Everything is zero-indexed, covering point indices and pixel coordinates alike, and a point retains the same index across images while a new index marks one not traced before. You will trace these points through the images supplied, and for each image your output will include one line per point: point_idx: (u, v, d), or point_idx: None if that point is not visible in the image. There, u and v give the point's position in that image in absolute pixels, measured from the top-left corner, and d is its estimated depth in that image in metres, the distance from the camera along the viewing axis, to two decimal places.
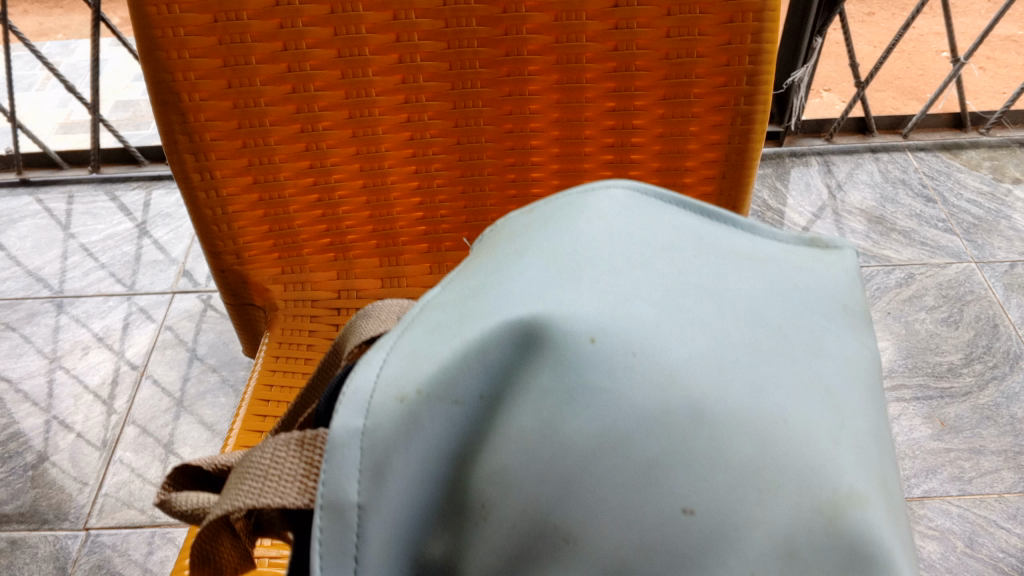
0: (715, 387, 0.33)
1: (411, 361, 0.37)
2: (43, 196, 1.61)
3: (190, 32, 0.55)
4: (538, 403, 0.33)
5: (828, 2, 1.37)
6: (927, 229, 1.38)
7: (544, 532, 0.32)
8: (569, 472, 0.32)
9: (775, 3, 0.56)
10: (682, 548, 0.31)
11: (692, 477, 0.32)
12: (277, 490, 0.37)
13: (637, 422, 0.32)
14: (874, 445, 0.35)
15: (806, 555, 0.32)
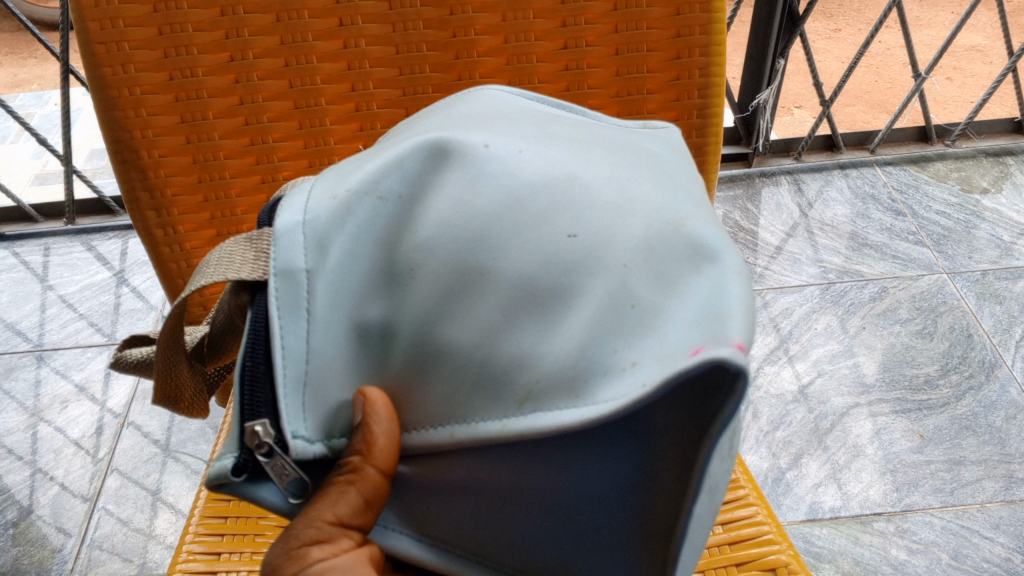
0: (580, 168, 0.41)
1: (338, 180, 0.44)
2: (19, 249, 1.61)
3: (147, 91, 0.56)
4: (451, 186, 0.41)
5: (788, 23, 1.39)
6: (898, 243, 1.40)
7: (467, 269, 0.38)
8: (483, 228, 0.39)
9: (719, 39, 0.60)
10: (569, 262, 0.37)
11: (574, 216, 0.38)
12: (234, 268, 0.42)
13: (527, 188, 0.40)
14: (705, 205, 0.42)
15: (661, 255, 0.37)
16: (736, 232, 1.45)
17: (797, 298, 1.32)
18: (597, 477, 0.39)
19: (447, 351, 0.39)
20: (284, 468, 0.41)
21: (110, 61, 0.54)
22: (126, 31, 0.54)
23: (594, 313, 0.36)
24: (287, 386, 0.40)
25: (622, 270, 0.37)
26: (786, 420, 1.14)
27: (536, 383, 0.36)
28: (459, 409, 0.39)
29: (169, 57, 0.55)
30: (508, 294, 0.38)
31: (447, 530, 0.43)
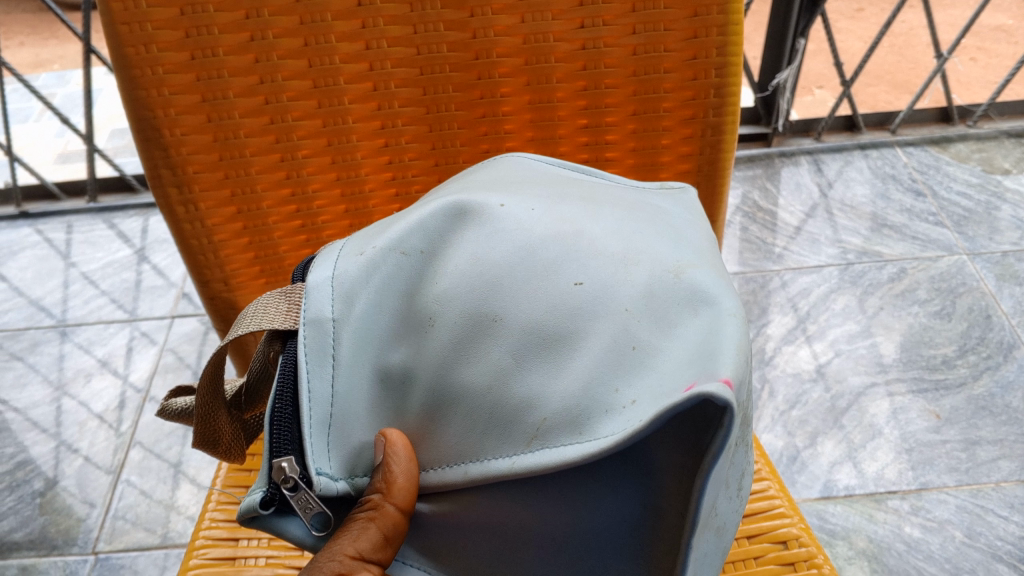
0: (592, 221, 0.43)
1: (365, 239, 0.47)
2: (43, 227, 1.63)
3: (169, 69, 0.57)
4: (467, 239, 0.42)
5: (809, 5, 1.38)
6: (918, 224, 1.39)
7: (478, 316, 0.40)
8: (495, 276, 0.40)
9: (737, 19, 0.60)
10: (576, 309, 0.39)
11: (581, 264, 0.40)
12: (268, 318, 0.45)
13: (538, 239, 0.41)
14: (709, 259, 0.45)
15: (662, 301, 0.39)
16: (754, 212, 1.45)
17: (815, 279, 1.31)
18: (604, 518, 0.38)
19: (461, 394, 0.39)
20: (308, 503, 0.41)
21: (132, 41, 0.55)
22: (149, 11, 0.55)
23: (597, 355, 0.38)
24: (312, 427, 0.42)
25: (625, 314, 0.39)
26: (802, 399, 1.14)
27: (541, 423, 0.37)
28: (472, 450, 0.39)
29: (190, 37, 0.56)
30: (518, 339, 0.39)
31: (461, 563, 0.43)
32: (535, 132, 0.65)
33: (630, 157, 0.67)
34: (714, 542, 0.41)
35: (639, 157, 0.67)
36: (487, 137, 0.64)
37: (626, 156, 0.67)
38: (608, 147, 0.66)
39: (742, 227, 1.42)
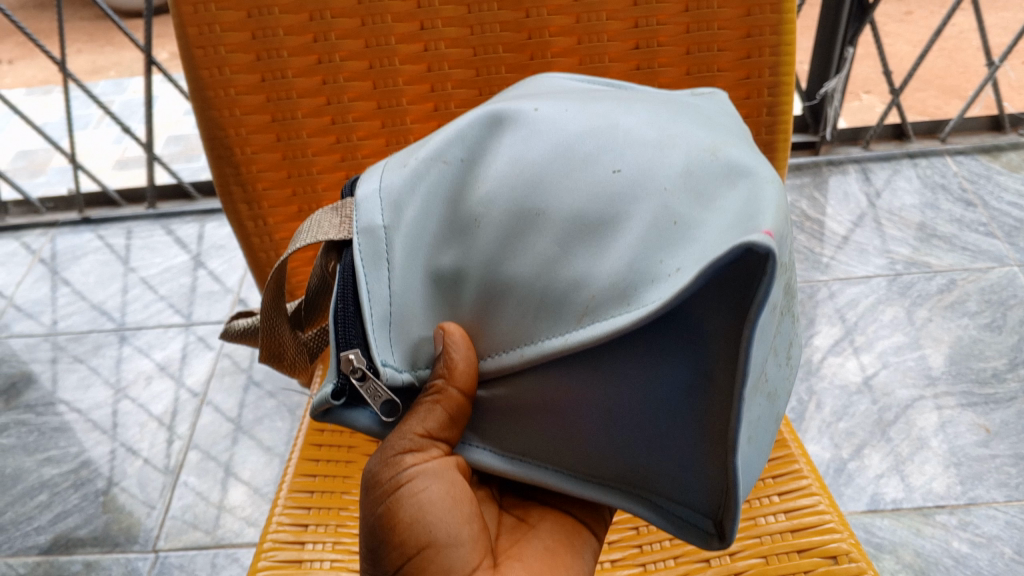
0: (626, 115, 0.46)
1: (406, 156, 0.51)
2: (104, 233, 1.69)
3: (236, 69, 0.61)
4: (505, 144, 0.46)
5: (858, 13, 1.38)
6: (969, 234, 1.38)
7: (524, 209, 0.43)
8: (537, 172, 0.44)
9: (788, 39, 0.63)
10: (616, 193, 0.42)
11: (618, 153, 0.43)
12: (323, 230, 0.50)
13: (575, 136, 0.45)
14: (741, 140, 0.47)
15: (699, 177, 0.41)
16: (801, 222, 1.45)
17: (863, 289, 1.31)
18: (662, 385, 0.41)
19: (513, 284, 0.43)
20: (376, 391, 0.46)
21: (207, 64, 0.60)
22: (223, 36, 0.60)
23: (641, 232, 0.40)
24: (374, 323, 0.46)
25: (665, 193, 0.41)
26: (850, 411, 1.15)
27: (591, 300, 0.40)
28: (526, 334, 0.43)
29: (256, 38, 0.60)
30: (561, 227, 0.42)
31: (526, 443, 0.46)
32: None
33: None
34: (769, 409, 0.44)
35: None
36: None
37: None
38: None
39: (790, 236, 1.42)
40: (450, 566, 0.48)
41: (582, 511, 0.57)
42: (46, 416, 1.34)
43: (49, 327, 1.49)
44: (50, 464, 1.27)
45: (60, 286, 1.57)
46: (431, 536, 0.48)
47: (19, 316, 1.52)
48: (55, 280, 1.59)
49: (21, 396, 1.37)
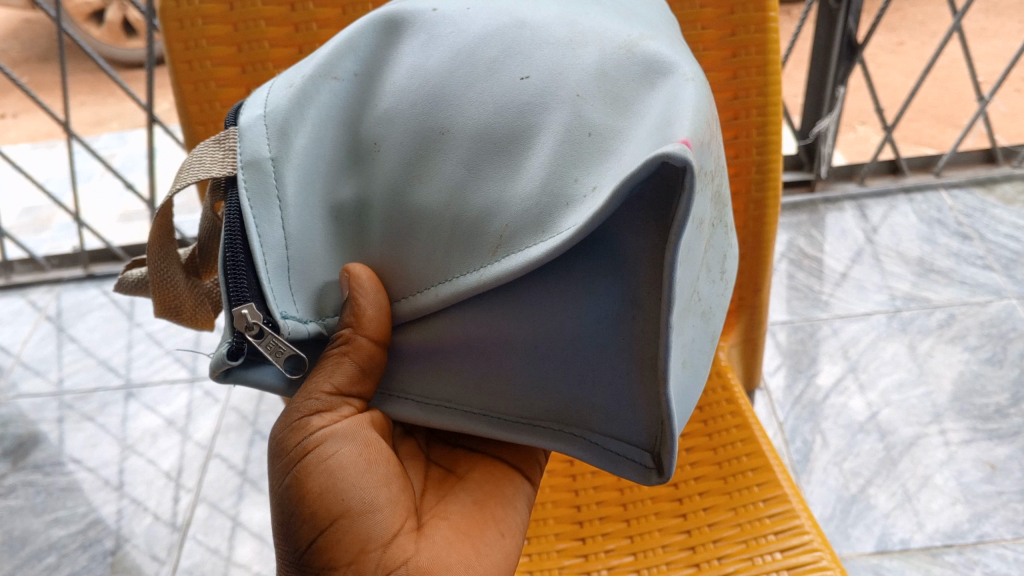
0: (530, 10, 0.47)
1: (291, 71, 0.51)
2: (108, 288, 1.71)
3: (226, 103, 0.69)
4: (407, 53, 0.47)
5: (847, 53, 1.40)
6: (966, 268, 1.39)
7: (430, 129, 0.45)
8: (443, 86, 0.45)
9: (774, 100, 0.68)
10: (527, 100, 0.43)
11: (523, 60, 0.45)
12: (205, 169, 0.48)
13: (478, 41, 0.46)
14: (640, 17, 0.49)
15: (616, 82, 0.44)
16: (800, 259, 1.46)
17: (863, 326, 1.32)
18: (588, 313, 0.43)
19: (421, 215, 0.44)
20: (277, 347, 0.46)
21: (206, 130, 0.70)
22: (221, 106, 0.69)
23: (553, 144, 0.42)
24: (270, 273, 0.45)
25: (577, 102, 0.43)
26: (855, 450, 1.15)
27: (504, 230, 0.42)
28: (440, 270, 0.44)
29: (251, 92, 0.69)
30: (468, 148, 0.44)
31: (451, 389, 0.47)
32: None
33: None
34: (704, 327, 0.48)
35: None
36: None
37: None
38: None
39: (789, 274, 1.44)
40: (368, 534, 0.48)
41: (514, 458, 0.58)
42: (54, 475, 1.34)
43: (56, 385, 1.50)
44: (58, 525, 1.27)
45: (67, 344, 1.59)
46: (342, 503, 0.48)
47: (26, 375, 1.53)
48: (61, 337, 1.60)
49: (28, 456, 1.38)
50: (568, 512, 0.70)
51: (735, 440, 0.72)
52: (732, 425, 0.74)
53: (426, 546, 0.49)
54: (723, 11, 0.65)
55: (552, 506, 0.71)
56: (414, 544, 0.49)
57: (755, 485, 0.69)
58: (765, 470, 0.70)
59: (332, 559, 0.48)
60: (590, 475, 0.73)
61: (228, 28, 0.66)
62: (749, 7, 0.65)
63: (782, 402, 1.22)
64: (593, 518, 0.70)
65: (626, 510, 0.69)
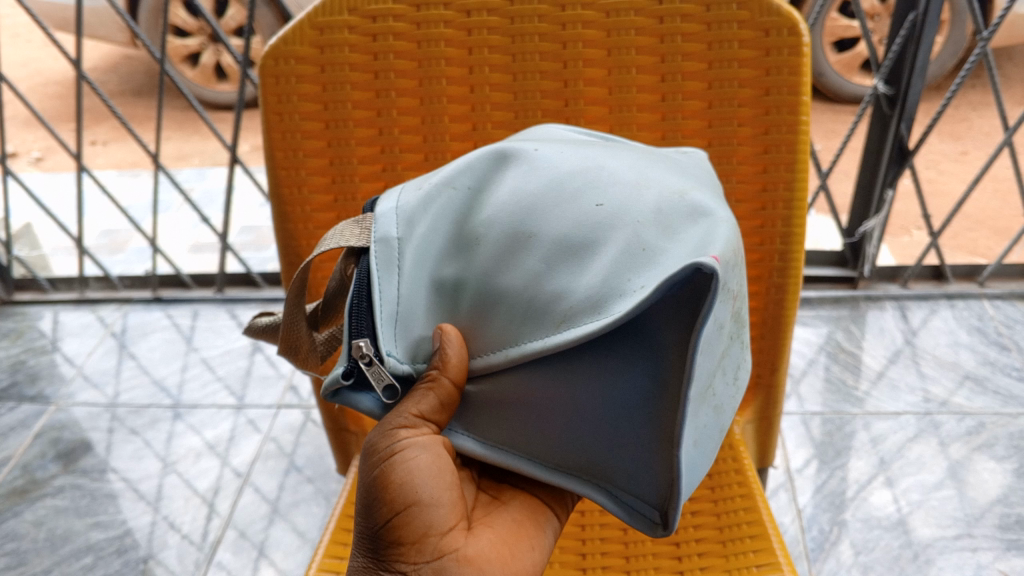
0: (611, 156, 0.56)
1: (418, 182, 0.60)
2: (172, 313, 1.80)
3: (308, 153, 0.75)
4: (509, 176, 0.55)
5: (898, 157, 1.45)
6: (1001, 378, 1.40)
7: (518, 231, 0.52)
8: (531, 201, 0.53)
9: (801, 196, 0.74)
10: (599, 220, 0.51)
11: (601, 189, 0.52)
12: (347, 238, 0.58)
13: (566, 173, 0.54)
14: (699, 181, 0.58)
15: (669, 215, 0.51)
16: (836, 352, 1.49)
17: (892, 425, 1.33)
18: (627, 387, 0.51)
19: (502, 295, 0.51)
20: (380, 376, 0.54)
21: (288, 184, 0.76)
22: (304, 162, 0.75)
23: (615, 255, 0.49)
24: (383, 318, 0.54)
25: (638, 225, 0.50)
26: (870, 546, 1.15)
27: (568, 312, 0.49)
28: (511, 337, 0.51)
29: (331, 147, 0.75)
30: (548, 248, 0.51)
31: (505, 433, 0.54)
32: None
33: None
34: (714, 420, 0.54)
35: None
36: None
37: None
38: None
39: (825, 366, 1.46)
40: (432, 523, 0.53)
41: (548, 494, 0.61)
42: (99, 482, 1.42)
43: (111, 397, 1.59)
44: (98, 528, 1.34)
45: (127, 360, 1.68)
46: (416, 495, 0.53)
47: (85, 385, 1.62)
48: (122, 353, 1.69)
49: (78, 461, 1.45)
50: (573, 559, 0.75)
51: (738, 508, 0.76)
52: (737, 493, 0.77)
53: (475, 546, 0.54)
54: (759, 111, 0.71)
55: (560, 551, 0.75)
56: (466, 538, 0.54)
57: (750, 552, 0.72)
58: (762, 540, 0.73)
59: (400, 537, 0.53)
60: (599, 525, 0.77)
61: (318, 88, 0.73)
62: (783, 110, 0.71)
63: (804, 490, 1.24)
64: (597, 566, 0.74)
65: (628, 562, 0.74)
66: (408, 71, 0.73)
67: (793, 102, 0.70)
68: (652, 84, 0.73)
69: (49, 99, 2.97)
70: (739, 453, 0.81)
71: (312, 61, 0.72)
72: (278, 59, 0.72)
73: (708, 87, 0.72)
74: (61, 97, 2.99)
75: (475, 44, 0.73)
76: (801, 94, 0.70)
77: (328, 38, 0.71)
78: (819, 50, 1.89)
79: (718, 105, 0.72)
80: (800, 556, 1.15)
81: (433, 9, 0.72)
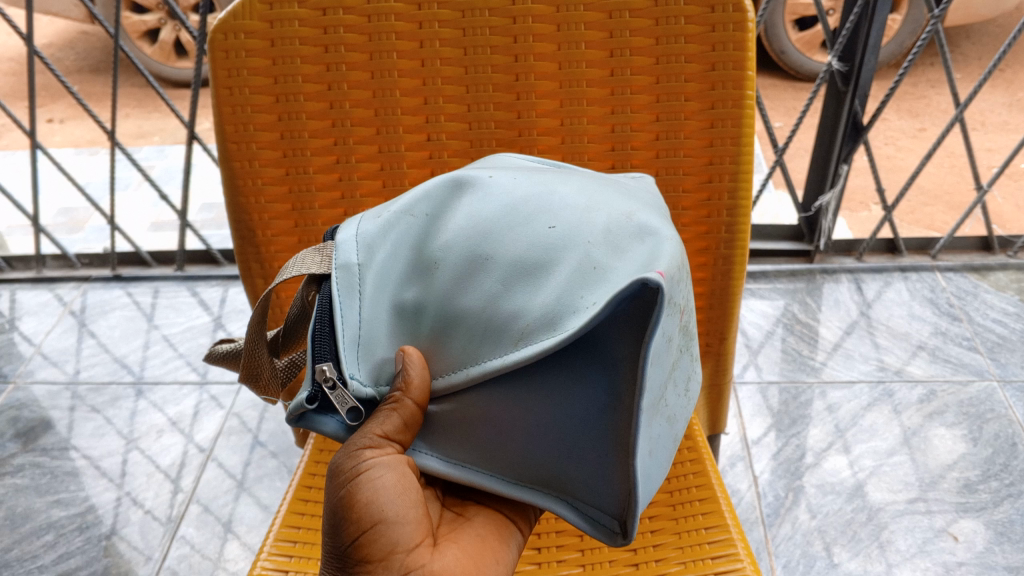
0: (562, 183, 0.57)
1: (377, 211, 0.61)
2: (132, 290, 1.78)
3: (258, 127, 0.75)
4: (464, 204, 0.55)
5: (852, 133, 1.47)
6: (952, 348, 1.44)
7: (475, 255, 0.53)
8: (486, 226, 0.53)
9: (746, 170, 0.75)
10: (550, 244, 0.52)
11: (553, 215, 0.53)
12: (308, 266, 0.58)
13: (520, 199, 0.55)
14: (643, 205, 0.60)
15: (616, 236, 0.53)
16: (792, 324, 1.52)
17: (846, 394, 1.36)
18: (580, 401, 0.52)
19: (462, 316, 0.52)
20: (344, 399, 0.54)
21: (238, 157, 0.76)
22: (254, 136, 0.75)
23: (566, 275, 0.51)
24: (344, 342, 0.54)
25: (587, 246, 0.52)
26: (823, 510, 1.18)
27: (524, 329, 0.50)
28: (471, 355, 0.52)
29: (282, 121, 0.75)
30: (504, 271, 0.52)
31: (467, 449, 0.55)
32: None
33: None
34: (667, 428, 0.56)
35: None
36: None
37: None
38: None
39: (781, 338, 1.49)
40: (396, 540, 0.52)
41: (512, 510, 0.60)
42: (60, 460, 1.41)
43: (71, 375, 1.57)
44: (59, 506, 1.33)
45: (87, 338, 1.66)
46: (380, 512, 0.52)
47: (44, 364, 1.60)
48: (82, 331, 1.68)
49: (38, 439, 1.44)
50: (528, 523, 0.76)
51: (688, 472, 0.78)
52: (687, 458, 0.79)
53: (441, 561, 0.52)
54: (704, 86, 0.72)
55: None
56: (431, 554, 0.53)
57: (700, 514, 0.74)
58: (711, 501, 0.75)
59: (365, 555, 0.52)
60: None
61: (268, 62, 0.73)
62: (728, 85, 0.72)
63: (761, 458, 1.27)
64: (551, 531, 0.76)
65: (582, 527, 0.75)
66: (359, 47, 0.73)
67: (737, 76, 0.71)
68: (601, 58, 0.73)
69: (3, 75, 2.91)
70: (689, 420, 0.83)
71: (263, 35, 0.72)
72: (227, 33, 0.71)
73: (656, 62, 0.72)
74: (16, 73, 2.93)
75: (425, 18, 0.73)
76: (746, 69, 0.71)
77: (278, 12, 0.71)
78: (778, 27, 1.90)
79: (666, 79, 0.73)
80: (755, 521, 1.17)
81: None
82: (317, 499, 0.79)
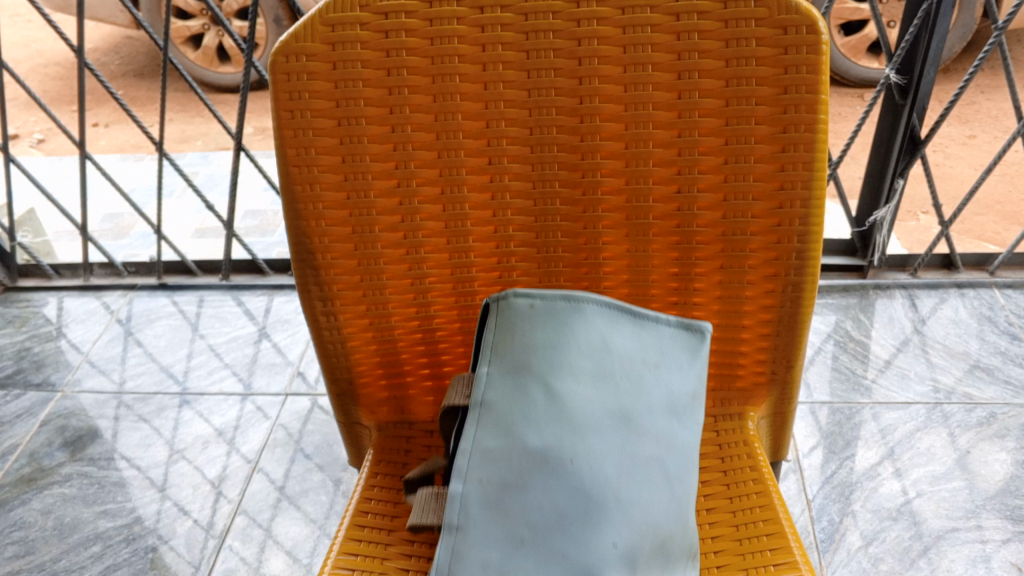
0: (600, 469, 0.63)
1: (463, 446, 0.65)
2: (178, 299, 1.80)
3: (320, 152, 0.70)
4: (522, 490, 0.63)
5: (909, 146, 1.43)
6: (1013, 368, 1.39)
7: (521, 550, 0.61)
8: (538, 518, 0.62)
9: (819, 194, 0.70)
10: (587, 537, 0.61)
11: (594, 510, 0.61)
12: None
13: (568, 488, 0.62)
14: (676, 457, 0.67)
15: (643, 539, 0.62)
16: (845, 342, 1.48)
17: (902, 416, 1.33)
18: None
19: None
20: None
21: (303, 194, 0.71)
22: (318, 165, 0.71)
23: (595, 566, 0.60)
24: None
25: (615, 546, 0.61)
26: (880, 537, 1.15)
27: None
28: None
29: (343, 144, 0.70)
30: (547, 561, 0.60)
31: None
32: (632, 281, 0.78)
33: (715, 317, 0.78)
34: None
35: (723, 318, 0.78)
36: (587, 278, 0.78)
37: (711, 316, 0.78)
38: (696, 307, 0.78)
39: (833, 355, 1.45)
40: None
41: None
42: (107, 470, 1.41)
43: (117, 384, 1.58)
44: (106, 516, 1.33)
45: (133, 347, 1.67)
46: None
47: (91, 372, 1.61)
48: (128, 340, 1.69)
49: (85, 449, 1.45)
50: None
51: (755, 505, 0.76)
52: (753, 490, 0.77)
53: None
54: (776, 110, 0.68)
55: None
56: None
57: (767, 549, 0.72)
58: (780, 538, 0.73)
59: None
60: None
61: (330, 85, 0.68)
62: (801, 108, 0.67)
63: (813, 481, 1.24)
64: None
65: None
66: (421, 68, 0.69)
67: (811, 100, 0.67)
68: (668, 81, 0.68)
69: (50, 80, 2.97)
70: (754, 446, 0.81)
71: (325, 58, 0.68)
72: (288, 55, 0.67)
73: (726, 83, 0.68)
74: (62, 77, 2.98)
75: (488, 39, 0.68)
76: (820, 92, 0.67)
77: (340, 34, 0.67)
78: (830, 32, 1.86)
79: (735, 102, 0.68)
80: (810, 547, 1.14)
81: (444, 6, 0.67)
82: (374, 526, 0.77)
